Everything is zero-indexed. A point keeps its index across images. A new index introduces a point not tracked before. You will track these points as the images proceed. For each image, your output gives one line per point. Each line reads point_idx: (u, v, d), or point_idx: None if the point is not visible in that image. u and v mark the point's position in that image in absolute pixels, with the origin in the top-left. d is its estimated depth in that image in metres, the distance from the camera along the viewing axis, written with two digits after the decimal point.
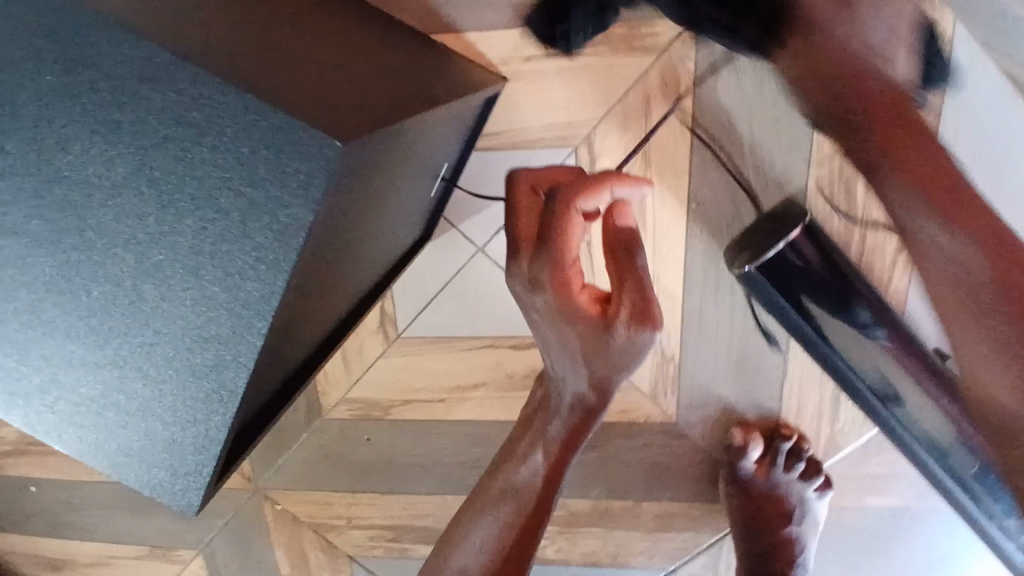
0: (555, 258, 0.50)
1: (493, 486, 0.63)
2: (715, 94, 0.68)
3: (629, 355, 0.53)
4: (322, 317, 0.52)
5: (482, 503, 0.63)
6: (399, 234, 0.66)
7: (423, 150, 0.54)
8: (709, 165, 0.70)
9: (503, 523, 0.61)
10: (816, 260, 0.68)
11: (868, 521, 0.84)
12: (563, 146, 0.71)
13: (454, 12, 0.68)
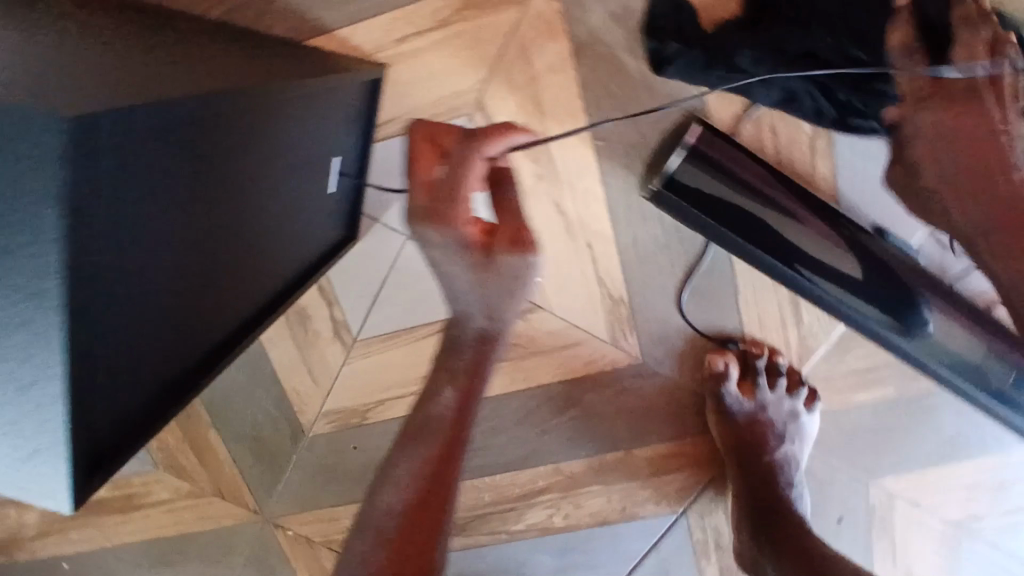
0: (457, 191, 0.50)
1: (421, 420, 0.60)
2: (590, 29, 0.68)
3: (504, 285, 0.54)
4: (216, 301, 0.53)
5: (411, 437, 0.59)
6: (314, 225, 0.66)
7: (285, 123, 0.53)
8: (602, 100, 0.70)
9: (428, 461, 0.58)
10: (724, 166, 0.68)
11: (862, 418, 0.82)
12: (458, 116, 0.71)
13: (318, 11, 0.69)
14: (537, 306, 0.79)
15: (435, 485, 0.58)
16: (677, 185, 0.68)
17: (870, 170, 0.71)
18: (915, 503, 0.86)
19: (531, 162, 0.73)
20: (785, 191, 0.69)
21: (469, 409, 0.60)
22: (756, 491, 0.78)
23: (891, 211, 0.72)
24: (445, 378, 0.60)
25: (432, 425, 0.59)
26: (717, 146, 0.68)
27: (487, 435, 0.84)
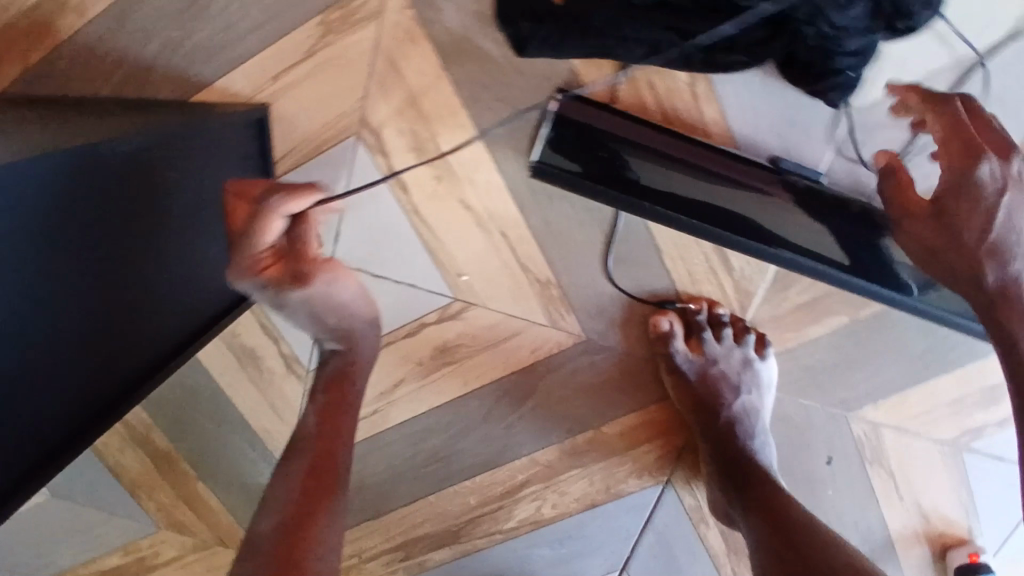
0: (255, 245, 0.62)
1: (292, 447, 0.66)
2: (448, 28, 0.69)
3: (331, 305, 0.69)
4: (99, 342, 0.58)
5: (290, 457, 0.66)
6: (212, 263, 0.71)
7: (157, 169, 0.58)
8: (478, 93, 0.71)
9: (307, 466, 0.64)
10: (627, 142, 0.70)
11: (821, 353, 0.81)
12: (346, 138, 0.73)
13: (192, 67, 0.71)
14: (470, 303, 0.80)
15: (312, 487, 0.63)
16: (575, 154, 0.71)
17: (756, 104, 0.71)
18: (900, 428, 0.85)
19: (427, 167, 0.74)
20: (701, 152, 0.71)
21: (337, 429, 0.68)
22: (714, 444, 0.80)
23: (785, 139, 0.73)
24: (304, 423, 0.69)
25: (302, 445, 0.66)
26: (604, 113, 0.69)
27: (457, 440, 0.85)
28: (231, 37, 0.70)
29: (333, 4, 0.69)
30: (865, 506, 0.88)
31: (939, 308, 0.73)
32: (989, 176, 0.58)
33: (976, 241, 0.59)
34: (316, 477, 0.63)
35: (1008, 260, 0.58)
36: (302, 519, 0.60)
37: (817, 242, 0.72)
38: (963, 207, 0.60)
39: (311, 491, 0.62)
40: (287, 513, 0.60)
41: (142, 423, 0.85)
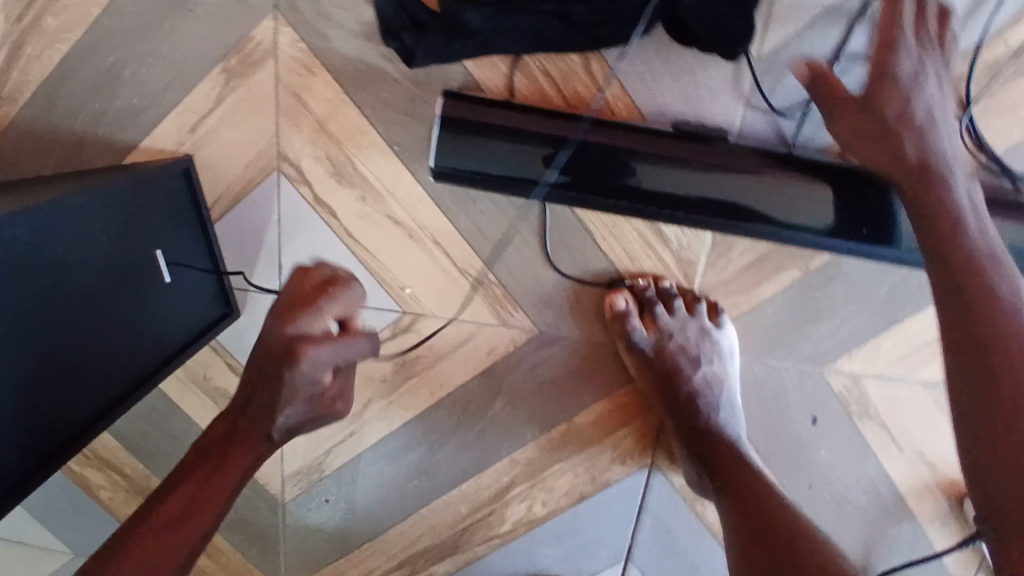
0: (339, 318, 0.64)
1: (192, 452, 0.62)
2: (339, 53, 0.71)
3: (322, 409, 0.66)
4: (65, 393, 0.60)
5: (187, 463, 0.62)
6: (174, 304, 0.73)
7: (80, 227, 0.60)
8: (382, 110, 0.73)
9: (194, 477, 0.60)
10: (552, 141, 0.69)
11: (779, 311, 0.80)
12: (268, 174, 0.76)
13: (116, 133, 0.75)
14: (419, 315, 0.81)
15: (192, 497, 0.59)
16: (467, 156, 0.69)
17: (650, 74, 0.71)
18: (882, 376, 0.82)
19: (350, 190, 0.76)
20: (635, 137, 0.69)
21: (236, 446, 0.62)
22: (680, 422, 0.79)
23: (688, 103, 0.72)
24: (217, 428, 0.64)
25: (202, 454, 0.62)
26: (486, 107, 0.68)
27: (436, 450, 0.86)
28: (146, 99, 0.74)
29: (231, 50, 0.72)
30: (864, 463, 0.85)
31: (867, 245, 0.70)
32: (909, 67, 0.60)
33: (899, 120, 0.60)
34: (195, 490, 0.59)
35: (926, 135, 0.60)
36: (154, 537, 0.56)
37: (743, 199, 0.69)
38: (885, 90, 0.61)
39: (187, 503, 0.58)
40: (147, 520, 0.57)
41: (141, 475, 0.89)
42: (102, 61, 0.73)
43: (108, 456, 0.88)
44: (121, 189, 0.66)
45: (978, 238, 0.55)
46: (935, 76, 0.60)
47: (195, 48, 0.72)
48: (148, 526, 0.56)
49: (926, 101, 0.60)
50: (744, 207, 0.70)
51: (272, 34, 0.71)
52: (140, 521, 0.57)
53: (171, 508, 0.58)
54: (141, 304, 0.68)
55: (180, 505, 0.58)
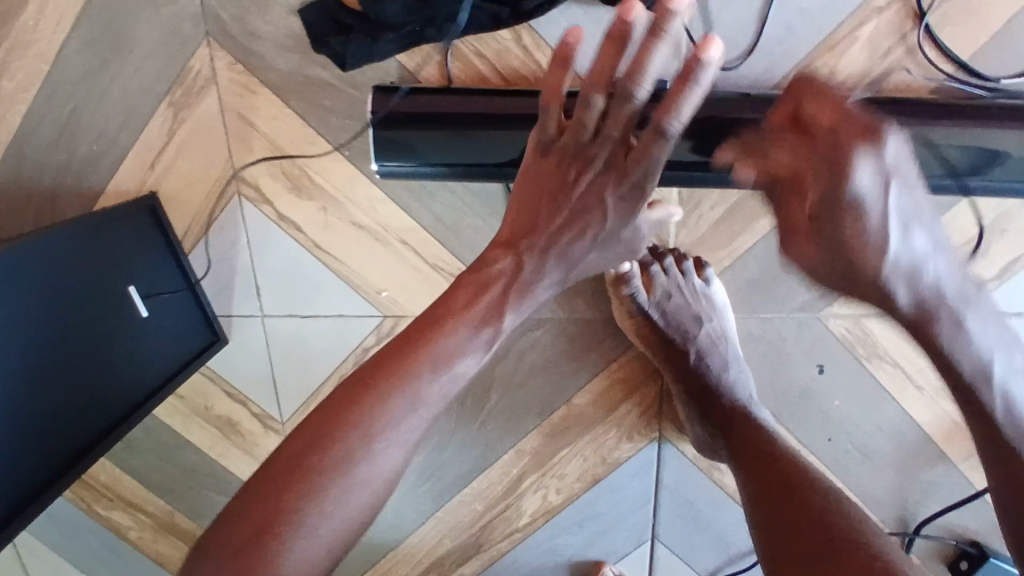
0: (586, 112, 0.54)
1: (478, 270, 0.58)
2: (276, 69, 0.73)
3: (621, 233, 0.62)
4: (34, 437, 0.63)
5: (438, 305, 0.56)
6: (155, 339, 0.75)
7: (40, 272, 0.63)
8: (326, 117, 0.74)
9: (432, 336, 0.54)
10: (483, 121, 0.68)
11: (762, 259, 0.78)
12: (230, 198, 0.78)
13: (80, 182, 0.77)
14: (400, 317, 0.81)
15: (358, 408, 0.50)
16: (406, 150, 0.69)
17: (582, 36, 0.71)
18: (883, 313, 0.79)
19: (311, 202, 0.77)
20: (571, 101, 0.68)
21: (511, 298, 0.58)
22: (686, 385, 0.77)
23: None
24: (538, 211, 0.59)
25: (479, 296, 0.56)
26: (418, 96, 0.69)
27: (441, 450, 0.86)
28: (102, 144, 0.76)
29: (173, 82, 0.74)
30: (882, 406, 0.81)
31: None
32: (867, 190, 0.43)
33: (877, 276, 0.48)
34: (334, 424, 0.50)
35: (918, 285, 0.49)
36: (342, 442, 0.49)
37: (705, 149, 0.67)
38: (852, 244, 0.46)
39: (424, 390, 0.52)
40: (348, 402, 0.51)
41: (163, 511, 0.91)
42: (58, 114, 0.75)
43: (130, 496, 0.90)
44: (84, 228, 0.68)
45: (1017, 398, 0.54)
46: (905, 193, 0.45)
47: (139, 86, 0.74)
48: (351, 409, 0.50)
49: (908, 231, 0.47)
50: (706, 157, 0.68)
51: (208, 61, 0.73)
52: (333, 405, 0.51)
53: (359, 408, 0.50)
54: (114, 337, 0.70)
55: (404, 376, 0.52)
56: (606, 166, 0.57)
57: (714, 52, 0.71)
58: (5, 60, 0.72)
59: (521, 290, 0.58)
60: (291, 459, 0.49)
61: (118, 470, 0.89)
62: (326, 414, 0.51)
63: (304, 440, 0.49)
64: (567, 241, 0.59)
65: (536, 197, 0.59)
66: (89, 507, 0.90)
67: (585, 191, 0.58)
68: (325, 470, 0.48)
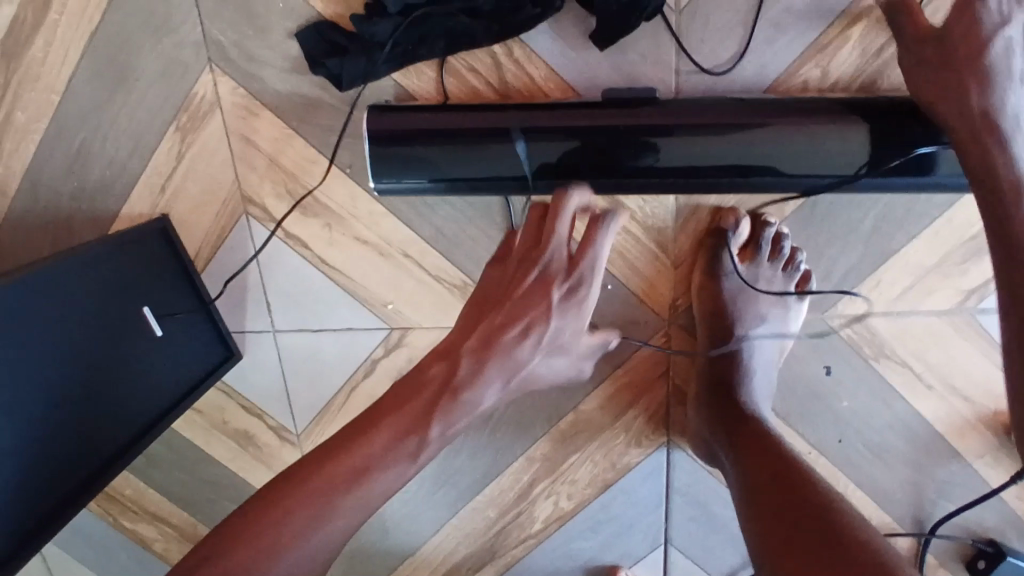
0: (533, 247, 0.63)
1: (416, 375, 0.61)
2: (277, 91, 0.75)
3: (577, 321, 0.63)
4: (56, 454, 0.65)
5: (359, 425, 0.60)
6: (171, 356, 0.77)
7: (59, 300, 0.65)
8: (328, 136, 0.76)
9: (349, 451, 0.58)
10: (477, 135, 0.70)
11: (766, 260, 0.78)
12: (238, 218, 0.80)
13: (94, 208, 0.80)
14: (406, 329, 0.83)
15: (259, 530, 0.54)
16: (417, 170, 0.71)
17: (572, 48, 0.72)
18: (890, 311, 0.78)
19: (316, 219, 0.79)
20: (566, 113, 0.69)
21: (443, 404, 0.60)
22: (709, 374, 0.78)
23: (617, 71, 0.72)
24: (478, 326, 0.63)
25: (394, 419, 0.59)
26: (419, 115, 0.70)
27: (452, 457, 0.87)
28: (113, 170, 0.79)
29: (178, 108, 0.77)
30: (892, 404, 0.81)
31: (820, 177, 0.69)
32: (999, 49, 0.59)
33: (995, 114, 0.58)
34: (238, 542, 0.54)
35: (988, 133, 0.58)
36: (236, 560, 0.53)
37: (712, 156, 0.68)
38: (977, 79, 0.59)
39: (343, 501, 0.56)
40: (258, 520, 0.55)
41: (187, 523, 0.93)
42: (71, 144, 0.78)
43: (155, 509, 0.93)
44: (97, 253, 0.70)
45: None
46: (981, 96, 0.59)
47: (146, 113, 0.77)
48: (249, 533, 0.54)
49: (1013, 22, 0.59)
50: (699, 162, 0.69)
51: (212, 87, 0.76)
52: (231, 527, 0.55)
53: (262, 528, 0.54)
54: (128, 359, 0.72)
55: (310, 498, 0.56)
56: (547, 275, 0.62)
57: (705, 57, 0.72)
58: (18, 93, 0.76)
59: (453, 396, 0.60)
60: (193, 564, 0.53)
61: (143, 484, 0.92)
62: (227, 532, 0.55)
63: (200, 556, 0.54)
64: (493, 356, 0.61)
65: (478, 307, 0.64)
66: (115, 520, 0.93)
67: (521, 294, 0.62)
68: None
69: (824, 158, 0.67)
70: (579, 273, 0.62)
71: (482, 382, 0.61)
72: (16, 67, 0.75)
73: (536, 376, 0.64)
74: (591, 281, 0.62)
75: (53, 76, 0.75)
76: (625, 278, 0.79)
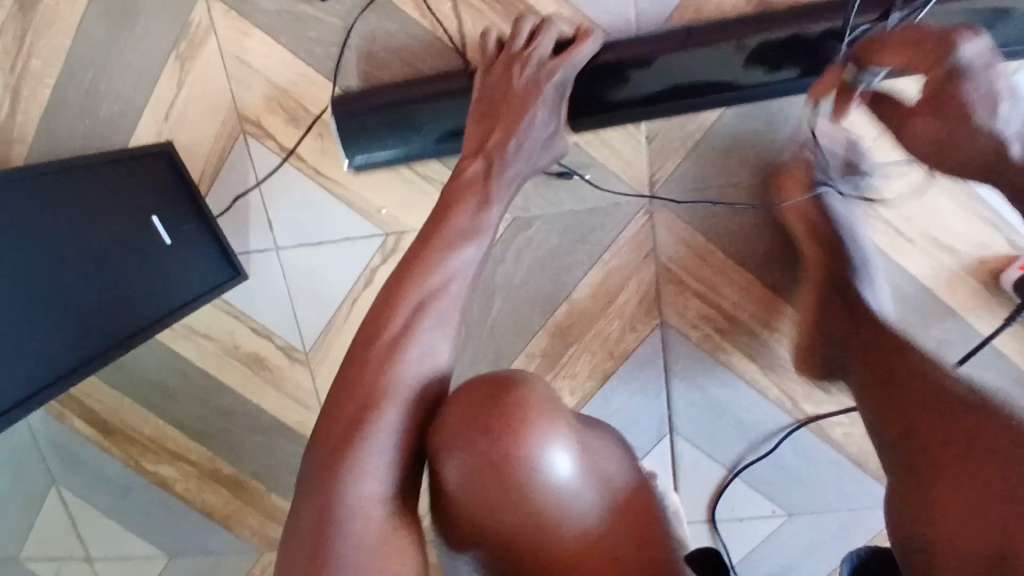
0: (509, 55, 0.71)
1: (457, 180, 0.70)
2: (265, 11, 0.82)
3: (547, 128, 0.72)
4: (75, 302, 0.68)
5: (419, 248, 0.66)
6: (180, 261, 0.81)
7: (58, 190, 0.71)
8: (314, 49, 0.82)
9: (433, 242, 0.66)
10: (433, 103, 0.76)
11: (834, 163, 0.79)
12: (236, 139, 0.86)
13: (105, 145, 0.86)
14: (401, 233, 0.87)
15: (387, 331, 0.61)
16: (401, 136, 0.77)
17: None
18: (860, 167, 0.81)
19: (309, 130, 0.85)
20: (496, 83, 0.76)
21: (494, 187, 0.70)
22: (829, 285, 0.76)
23: None
24: (494, 126, 0.71)
25: (442, 233, 0.66)
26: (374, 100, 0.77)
27: (458, 359, 0.90)
28: (121, 104, 0.85)
29: (177, 36, 0.83)
30: (876, 263, 0.82)
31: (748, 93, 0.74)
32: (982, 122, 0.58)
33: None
34: (364, 368, 0.59)
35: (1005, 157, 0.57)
36: (373, 378, 0.58)
37: (646, 81, 0.74)
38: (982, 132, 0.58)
39: (430, 301, 0.63)
40: (379, 323, 0.61)
41: (207, 458, 0.97)
42: (82, 84, 0.84)
43: (174, 448, 0.97)
44: (97, 164, 0.77)
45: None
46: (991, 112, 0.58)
47: (147, 45, 0.83)
48: (380, 333, 0.61)
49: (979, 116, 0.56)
50: (634, 96, 0.75)
51: (206, 14, 0.83)
52: (363, 339, 0.61)
53: (376, 348, 0.60)
54: (139, 243, 0.77)
55: (407, 292, 0.63)
56: (538, 73, 0.70)
57: None
58: (33, 40, 0.83)
59: (499, 181, 0.70)
60: (347, 379, 0.59)
61: (163, 421, 0.96)
62: (352, 369, 0.59)
63: (348, 378, 0.59)
64: (518, 142, 0.70)
65: (481, 117, 0.71)
66: (138, 463, 0.98)
67: (518, 97, 0.70)
68: (375, 403, 0.57)
69: (742, 82, 0.73)
70: (563, 76, 0.71)
71: (513, 167, 0.71)
72: (30, 14, 0.83)
73: (541, 161, 0.74)
74: (571, 72, 0.71)
75: (63, 20, 0.83)
76: (603, 160, 0.84)
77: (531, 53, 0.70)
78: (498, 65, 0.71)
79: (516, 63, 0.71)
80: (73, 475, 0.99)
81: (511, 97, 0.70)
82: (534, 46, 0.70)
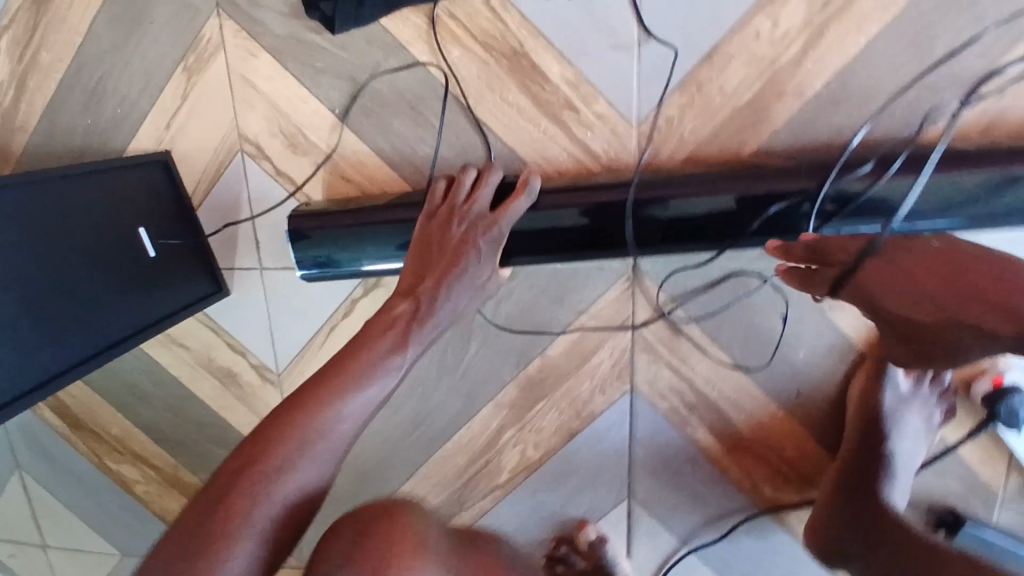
0: (451, 201, 0.73)
1: (380, 316, 0.69)
2: (275, 34, 0.82)
3: (481, 272, 0.72)
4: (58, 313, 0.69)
5: (319, 380, 0.64)
6: (167, 272, 0.82)
7: (62, 199, 0.71)
8: (318, 77, 0.82)
9: (331, 381, 0.63)
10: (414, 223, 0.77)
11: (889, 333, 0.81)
12: (234, 156, 0.86)
13: (106, 144, 0.87)
14: None
15: (258, 464, 0.57)
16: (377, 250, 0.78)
17: None
18: None
19: (305, 156, 0.85)
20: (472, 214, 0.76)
21: (415, 330, 0.68)
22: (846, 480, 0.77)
23: None
24: (426, 270, 0.71)
25: (349, 367, 0.64)
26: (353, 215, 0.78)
27: (427, 399, 0.90)
28: (126, 108, 0.86)
29: (187, 48, 0.84)
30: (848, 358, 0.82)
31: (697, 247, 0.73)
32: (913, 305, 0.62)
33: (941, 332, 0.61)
34: (226, 499, 0.55)
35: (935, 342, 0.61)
36: (232, 513, 0.54)
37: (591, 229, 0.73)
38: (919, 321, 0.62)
39: (322, 436, 0.60)
40: (257, 452, 0.58)
41: (169, 466, 0.98)
42: (89, 82, 0.85)
43: (139, 451, 0.98)
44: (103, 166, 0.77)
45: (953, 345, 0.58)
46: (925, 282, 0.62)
47: (157, 54, 0.84)
48: (256, 462, 0.57)
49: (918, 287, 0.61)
50: (580, 239, 0.74)
51: (218, 30, 0.83)
52: (236, 466, 0.57)
53: (246, 479, 0.56)
54: (130, 255, 0.77)
55: (295, 424, 0.60)
56: (475, 221, 0.72)
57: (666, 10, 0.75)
58: (45, 34, 0.84)
59: (420, 325, 0.68)
60: (205, 506, 0.55)
61: (130, 422, 0.97)
62: (210, 497, 0.55)
63: (205, 504, 0.55)
64: (447, 291, 0.70)
65: (418, 256, 0.72)
66: (101, 461, 0.98)
67: (454, 245, 0.71)
68: (222, 541, 0.53)
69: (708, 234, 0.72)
70: (500, 226, 0.72)
71: (440, 311, 0.69)
72: (46, 9, 0.83)
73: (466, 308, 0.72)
74: (508, 224, 0.72)
75: (77, 19, 0.84)
76: None
77: (471, 204, 0.72)
78: (440, 210, 0.73)
79: (454, 210, 0.72)
80: (37, 462, 1.00)
81: (446, 243, 0.71)
82: (475, 196, 0.72)
